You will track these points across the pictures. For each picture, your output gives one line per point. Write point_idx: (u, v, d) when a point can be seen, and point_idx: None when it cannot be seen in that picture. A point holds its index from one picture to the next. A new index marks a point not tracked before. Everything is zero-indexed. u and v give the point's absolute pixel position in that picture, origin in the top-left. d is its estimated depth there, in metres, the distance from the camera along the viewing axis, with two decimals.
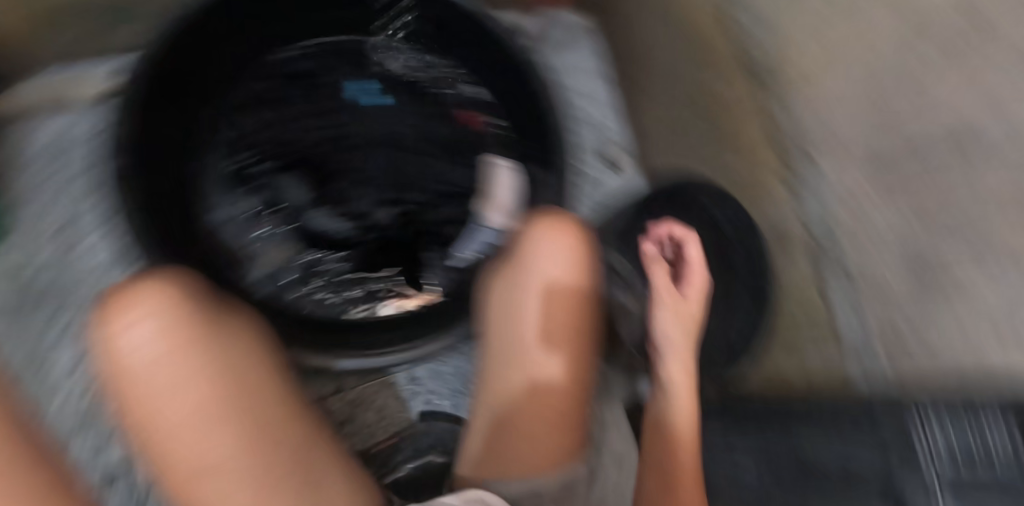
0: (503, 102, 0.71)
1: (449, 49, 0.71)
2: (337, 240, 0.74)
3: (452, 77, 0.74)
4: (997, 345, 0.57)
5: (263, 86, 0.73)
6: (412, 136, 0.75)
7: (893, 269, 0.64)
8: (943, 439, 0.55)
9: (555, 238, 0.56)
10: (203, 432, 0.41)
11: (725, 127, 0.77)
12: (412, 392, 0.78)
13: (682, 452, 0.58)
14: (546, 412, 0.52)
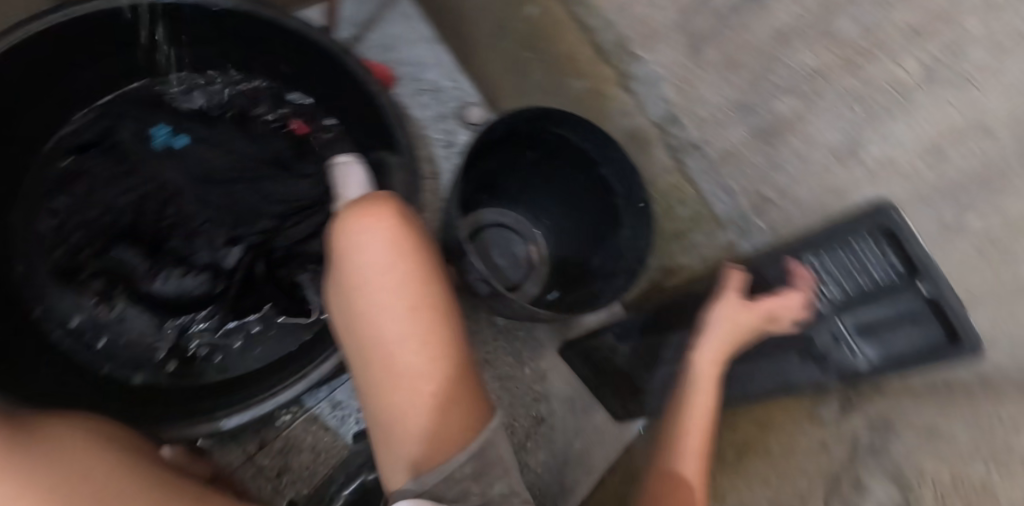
0: (330, 94, 0.73)
1: (257, 60, 0.71)
2: (194, 300, 0.67)
3: (271, 87, 0.74)
4: (860, 179, 0.55)
5: (68, 157, 0.67)
6: (231, 163, 0.68)
7: (741, 140, 0.61)
8: (824, 274, 0.60)
9: (366, 226, 0.50)
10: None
11: (552, 48, 0.76)
12: (341, 419, 0.75)
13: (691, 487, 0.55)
14: (426, 398, 0.48)
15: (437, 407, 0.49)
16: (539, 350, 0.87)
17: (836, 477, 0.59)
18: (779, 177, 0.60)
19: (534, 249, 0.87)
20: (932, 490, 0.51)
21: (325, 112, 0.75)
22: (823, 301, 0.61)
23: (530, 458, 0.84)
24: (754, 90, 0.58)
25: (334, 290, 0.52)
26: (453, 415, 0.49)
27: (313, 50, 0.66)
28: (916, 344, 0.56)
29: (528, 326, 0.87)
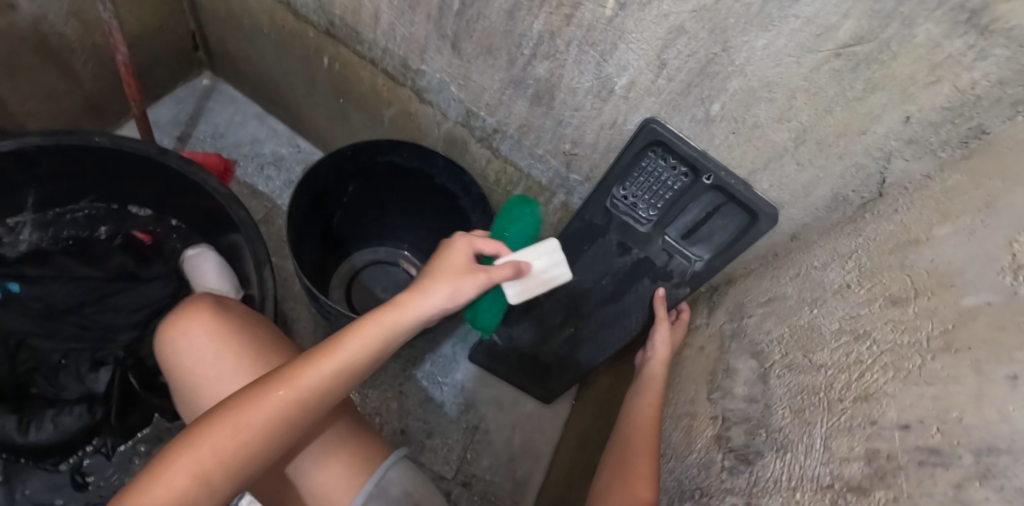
0: (167, 203, 0.76)
1: (86, 190, 0.73)
2: (78, 435, 0.66)
3: (108, 209, 0.77)
4: (622, 108, 0.61)
5: None
6: (79, 289, 0.70)
7: (524, 110, 0.68)
8: (635, 200, 0.65)
9: (190, 338, 0.54)
10: (271, 439, 0.47)
11: (354, 89, 0.82)
12: None
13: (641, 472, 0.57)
14: (320, 475, 0.55)
15: (323, 463, 0.56)
16: (450, 364, 0.89)
17: (713, 371, 0.64)
18: (568, 131, 0.67)
19: (411, 267, 0.92)
20: (777, 349, 0.56)
21: (168, 219, 0.78)
22: (645, 224, 0.66)
23: (474, 467, 0.85)
24: (514, 66, 0.64)
25: (182, 396, 0.56)
26: (337, 467, 0.56)
27: (135, 166, 0.70)
28: (726, 229, 0.62)
29: (432, 346, 0.90)
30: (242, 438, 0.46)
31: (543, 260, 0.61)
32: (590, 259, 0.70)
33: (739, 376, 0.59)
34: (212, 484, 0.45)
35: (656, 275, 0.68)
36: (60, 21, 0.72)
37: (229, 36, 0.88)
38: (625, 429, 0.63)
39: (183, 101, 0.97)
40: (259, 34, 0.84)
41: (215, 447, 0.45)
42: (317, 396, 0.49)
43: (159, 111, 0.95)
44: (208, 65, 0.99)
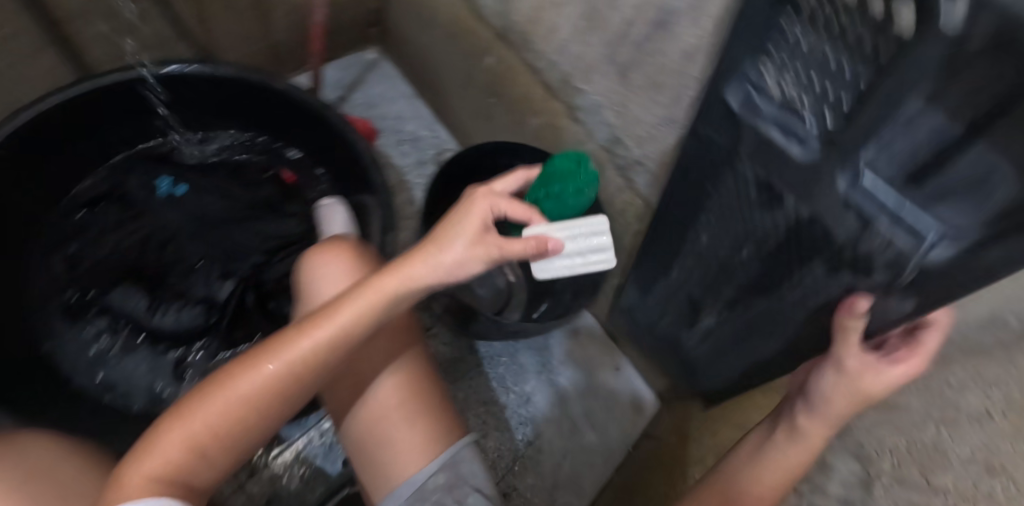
0: (319, 151, 0.81)
1: (257, 123, 0.80)
2: (191, 333, 0.74)
3: (269, 144, 0.82)
4: None
5: (86, 202, 0.75)
6: (229, 207, 0.78)
7: (673, 150, 0.68)
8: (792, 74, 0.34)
9: (328, 267, 0.59)
10: (264, 404, 0.47)
11: (510, 91, 0.85)
12: (327, 447, 0.78)
13: None
14: (401, 432, 0.53)
15: (407, 417, 0.54)
16: (521, 374, 0.89)
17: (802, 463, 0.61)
18: None
19: (510, 275, 0.81)
20: (888, 460, 0.55)
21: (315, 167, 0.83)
22: (807, 147, 0.35)
23: (518, 482, 0.84)
24: (677, 105, 0.64)
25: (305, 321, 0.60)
26: (421, 427, 0.54)
27: (303, 112, 0.75)
28: (979, 167, 0.28)
29: (509, 351, 0.91)
30: (231, 406, 0.46)
31: (578, 238, 0.51)
32: (727, 188, 0.47)
33: (834, 475, 0.57)
34: (207, 447, 0.46)
35: (855, 266, 0.39)
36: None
37: (408, 18, 0.95)
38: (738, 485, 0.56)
39: (348, 67, 1.05)
40: (437, 22, 0.90)
41: (205, 420, 0.46)
42: (307, 366, 0.47)
43: (330, 70, 1.04)
44: (377, 40, 1.06)
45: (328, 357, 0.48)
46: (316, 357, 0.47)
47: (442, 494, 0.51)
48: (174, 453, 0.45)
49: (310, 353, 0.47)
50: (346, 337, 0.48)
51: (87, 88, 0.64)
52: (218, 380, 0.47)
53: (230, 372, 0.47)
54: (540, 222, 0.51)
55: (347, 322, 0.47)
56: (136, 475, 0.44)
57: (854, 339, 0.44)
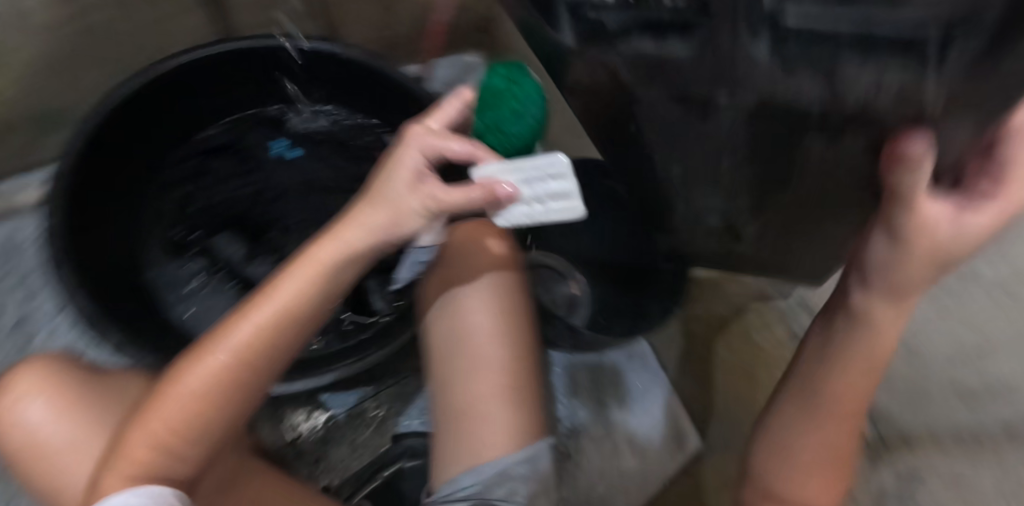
0: None
1: (365, 101, 0.79)
2: None
3: (373, 124, 0.81)
4: None
5: (208, 148, 0.80)
6: (332, 178, 0.81)
7: None
8: None
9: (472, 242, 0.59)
10: (219, 402, 0.45)
11: None
12: (378, 421, 0.79)
13: (808, 472, 0.49)
14: (502, 421, 0.54)
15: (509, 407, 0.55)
16: (572, 389, 0.89)
17: None
18: None
19: (575, 286, 0.81)
20: None
21: None
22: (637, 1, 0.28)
23: None
24: None
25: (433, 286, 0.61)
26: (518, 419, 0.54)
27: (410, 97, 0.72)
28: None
29: (562, 364, 0.90)
30: (188, 405, 0.44)
31: (532, 183, 0.40)
32: (576, 76, 0.38)
33: None
34: (177, 450, 0.45)
35: (854, 123, 0.34)
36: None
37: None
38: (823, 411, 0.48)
39: None
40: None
41: (163, 417, 0.44)
42: (247, 351, 0.45)
43: None
44: None
45: (273, 346, 0.45)
46: (259, 345, 0.45)
47: (518, 482, 0.52)
48: (144, 459, 0.44)
49: (249, 347, 0.45)
50: (290, 322, 0.45)
51: (243, 48, 0.70)
52: (163, 390, 0.45)
53: (174, 380, 0.45)
54: (491, 159, 0.41)
55: (285, 307, 0.45)
56: (116, 480, 0.43)
57: (917, 193, 0.35)
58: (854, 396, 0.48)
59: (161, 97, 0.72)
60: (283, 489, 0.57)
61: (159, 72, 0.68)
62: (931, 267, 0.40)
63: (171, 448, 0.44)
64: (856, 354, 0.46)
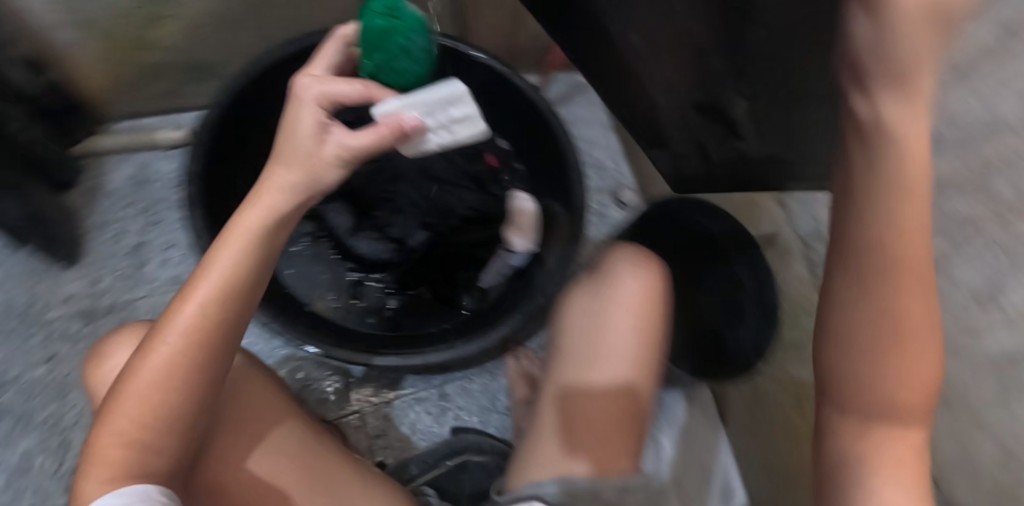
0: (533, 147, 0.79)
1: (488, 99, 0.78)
2: (376, 263, 0.80)
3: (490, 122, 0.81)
4: None
5: None
6: None
7: None
8: None
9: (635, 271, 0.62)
10: (181, 376, 0.42)
11: None
12: (440, 410, 0.80)
13: (912, 398, 0.37)
14: (608, 450, 0.55)
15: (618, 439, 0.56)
16: None
17: None
18: None
19: None
20: None
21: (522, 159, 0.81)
22: None
23: None
24: None
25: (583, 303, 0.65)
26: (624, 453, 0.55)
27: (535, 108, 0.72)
28: None
29: None
30: (152, 385, 0.42)
31: (436, 112, 0.48)
32: None
33: None
34: (152, 426, 0.42)
35: None
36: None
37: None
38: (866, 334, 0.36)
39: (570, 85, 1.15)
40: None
41: (128, 410, 0.42)
42: (196, 330, 0.43)
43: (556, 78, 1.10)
44: None
45: (227, 309, 0.43)
46: (207, 320, 0.43)
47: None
48: (120, 439, 0.42)
49: (199, 316, 0.43)
50: (232, 289, 0.43)
51: None
52: (124, 377, 0.43)
53: (132, 364, 0.43)
54: (384, 100, 0.47)
55: (227, 272, 0.43)
56: (102, 462, 0.41)
57: None
58: (918, 288, 0.35)
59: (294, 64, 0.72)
60: (300, 436, 0.55)
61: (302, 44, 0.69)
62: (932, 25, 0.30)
63: (137, 439, 0.42)
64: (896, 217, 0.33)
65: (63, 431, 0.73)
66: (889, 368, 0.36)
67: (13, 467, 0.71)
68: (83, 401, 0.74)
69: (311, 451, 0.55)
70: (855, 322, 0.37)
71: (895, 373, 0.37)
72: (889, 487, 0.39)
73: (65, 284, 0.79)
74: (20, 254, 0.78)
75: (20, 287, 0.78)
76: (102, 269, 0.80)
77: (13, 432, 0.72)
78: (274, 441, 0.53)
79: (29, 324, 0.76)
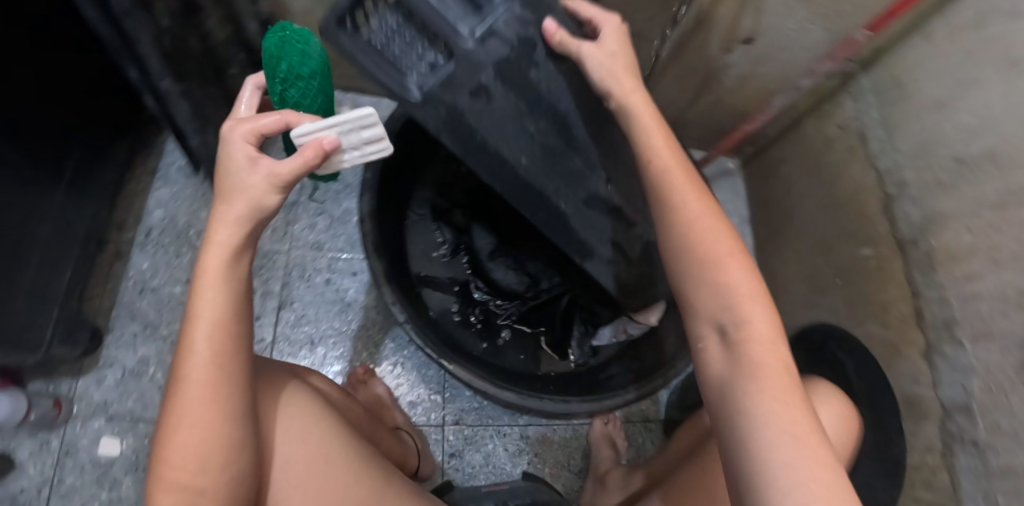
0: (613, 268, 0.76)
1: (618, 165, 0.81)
2: (508, 290, 0.82)
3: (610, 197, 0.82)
4: None
5: None
6: None
7: None
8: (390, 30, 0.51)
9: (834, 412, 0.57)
10: (213, 431, 0.39)
11: (868, 292, 0.84)
12: (517, 449, 0.80)
13: (734, 258, 0.44)
14: None
15: None
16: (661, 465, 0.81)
17: None
18: None
19: None
20: None
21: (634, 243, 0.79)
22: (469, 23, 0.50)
23: None
24: None
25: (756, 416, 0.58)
26: None
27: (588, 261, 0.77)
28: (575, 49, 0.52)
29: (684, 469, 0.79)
30: (189, 444, 0.39)
31: (349, 135, 0.44)
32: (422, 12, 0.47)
33: None
34: (194, 483, 0.39)
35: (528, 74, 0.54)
36: (729, 53, 0.91)
37: (790, 152, 1.02)
38: (676, 236, 0.46)
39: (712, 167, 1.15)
40: (823, 167, 0.93)
41: (176, 460, 0.39)
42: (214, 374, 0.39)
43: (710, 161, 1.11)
44: (745, 157, 1.15)
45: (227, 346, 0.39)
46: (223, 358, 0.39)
47: None
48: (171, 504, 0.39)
49: (205, 361, 0.39)
50: (227, 323, 0.40)
51: None
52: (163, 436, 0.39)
53: (162, 426, 0.40)
54: (308, 122, 0.42)
55: (215, 307, 0.39)
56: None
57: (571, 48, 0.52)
58: (698, 215, 0.46)
59: None
60: (338, 433, 0.50)
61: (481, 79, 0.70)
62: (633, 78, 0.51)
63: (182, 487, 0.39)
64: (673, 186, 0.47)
65: None
66: (753, 305, 0.43)
67: (128, 368, 0.76)
68: None
69: (358, 455, 0.50)
70: (688, 264, 0.45)
71: (725, 275, 0.44)
72: (764, 394, 0.40)
73: None
74: (194, 179, 0.85)
75: (185, 207, 0.84)
76: None
77: (138, 336, 0.77)
78: (315, 441, 0.48)
79: (181, 243, 0.82)
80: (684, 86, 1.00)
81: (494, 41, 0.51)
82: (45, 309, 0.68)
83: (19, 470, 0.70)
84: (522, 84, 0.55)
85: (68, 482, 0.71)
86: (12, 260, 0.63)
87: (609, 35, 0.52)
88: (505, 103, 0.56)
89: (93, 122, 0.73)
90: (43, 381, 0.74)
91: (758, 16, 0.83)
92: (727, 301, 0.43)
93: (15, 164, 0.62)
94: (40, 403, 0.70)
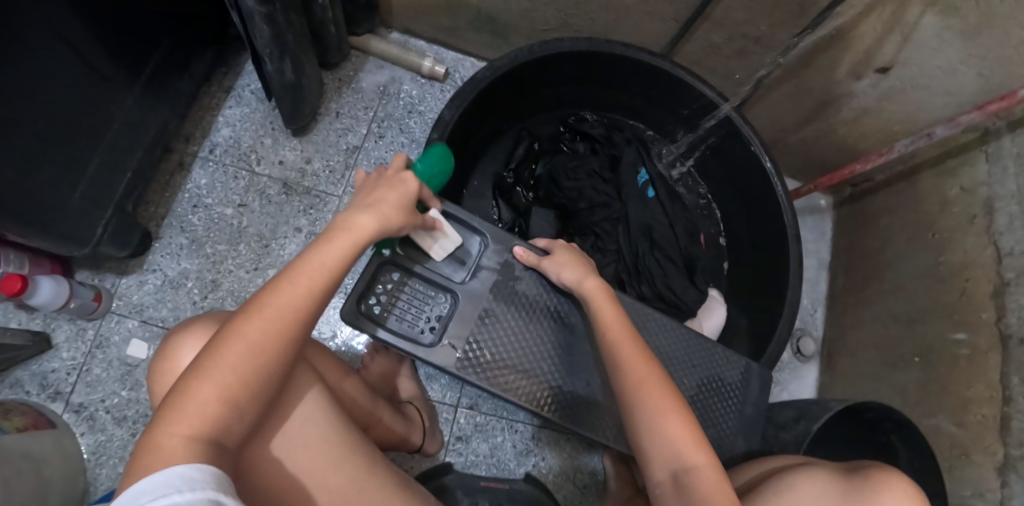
0: None
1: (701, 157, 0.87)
2: None
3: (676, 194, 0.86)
4: None
5: (559, 132, 0.86)
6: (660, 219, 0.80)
7: None
8: (393, 290, 0.63)
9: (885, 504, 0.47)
10: (260, 365, 0.42)
11: (949, 381, 0.75)
12: (523, 449, 0.78)
13: (676, 415, 0.52)
14: None
15: None
16: None
17: None
18: None
19: None
20: None
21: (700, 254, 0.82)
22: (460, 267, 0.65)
23: None
24: None
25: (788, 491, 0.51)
26: None
27: None
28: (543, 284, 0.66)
29: None
30: (226, 380, 0.41)
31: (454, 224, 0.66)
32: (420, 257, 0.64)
33: None
34: (237, 401, 0.41)
35: (514, 300, 0.65)
36: (858, 81, 0.80)
37: (895, 204, 0.90)
38: (626, 397, 0.55)
39: (802, 199, 1.05)
40: (932, 230, 0.82)
41: (235, 369, 0.41)
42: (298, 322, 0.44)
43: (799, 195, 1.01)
44: (842, 196, 1.03)
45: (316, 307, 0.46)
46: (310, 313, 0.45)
47: None
48: (198, 412, 0.39)
49: (293, 318, 0.44)
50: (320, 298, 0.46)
51: (624, 56, 0.73)
52: (217, 350, 0.41)
53: (212, 350, 0.41)
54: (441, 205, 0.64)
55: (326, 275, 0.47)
56: (173, 438, 0.38)
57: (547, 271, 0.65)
58: (642, 383, 0.54)
59: (565, 57, 0.74)
60: (331, 413, 0.49)
61: (577, 47, 0.72)
62: (579, 264, 0.64)
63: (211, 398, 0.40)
64: (622, 351, 0.57)
65: (218, 271, 0.78)
66: (696, 452, 0.51)
67: (169, 278, 0.77)
68: (243, 258, 0.78)
69: (345, 440, 0.48)
70: (642, 424, 0.53)
71: (675, 425, 0.52)
72: None
73: (281, 146, 0.83)
74: (265, 105, 0.84)
75: (252, 131, 0.83)
76: (323, 153, 0.84)
77: (183, 248, 0.78)
78: (304, 421, 0.47)
79: (240, 164, 0.81)
80: (793, 106, 0.90)
81: (482, 273, 0.65)
82: (102, 206, 0.68)
83: (52, 351, 0.73)
84: (520, 300, 0.65)
85: (96, 373, 0.73)
86: (78, 153, 0.63)
87: (561, 251, 0.65)
88: (508, 317, 0.65)
89: (177, 28, 0.72)
90: (90, 271, 0.76)
91: (905, 45, 0.72)
92: (680, 461, 0.51)
93: (93, 60, 0.61)
94: (82, 294, 0.71)
